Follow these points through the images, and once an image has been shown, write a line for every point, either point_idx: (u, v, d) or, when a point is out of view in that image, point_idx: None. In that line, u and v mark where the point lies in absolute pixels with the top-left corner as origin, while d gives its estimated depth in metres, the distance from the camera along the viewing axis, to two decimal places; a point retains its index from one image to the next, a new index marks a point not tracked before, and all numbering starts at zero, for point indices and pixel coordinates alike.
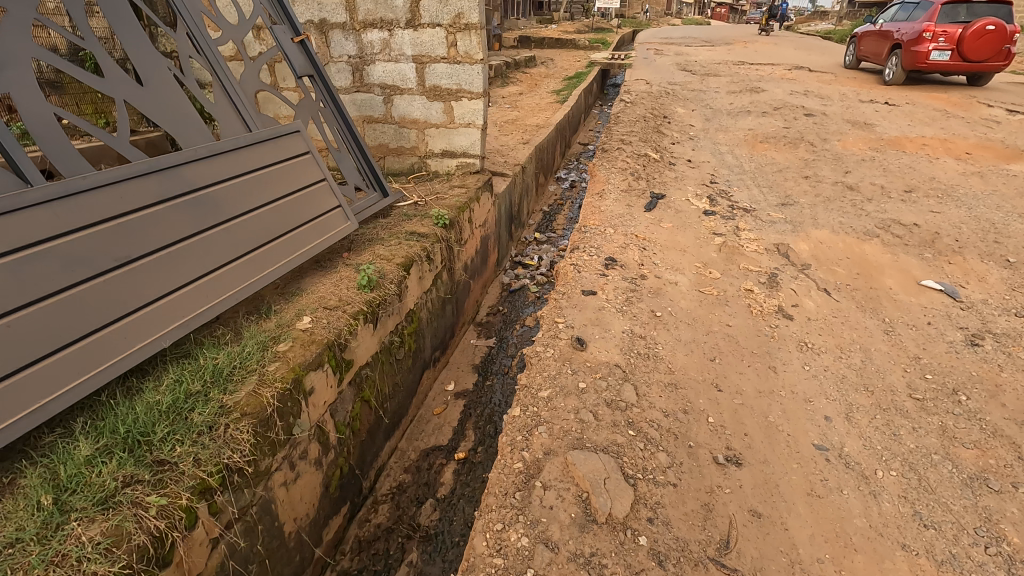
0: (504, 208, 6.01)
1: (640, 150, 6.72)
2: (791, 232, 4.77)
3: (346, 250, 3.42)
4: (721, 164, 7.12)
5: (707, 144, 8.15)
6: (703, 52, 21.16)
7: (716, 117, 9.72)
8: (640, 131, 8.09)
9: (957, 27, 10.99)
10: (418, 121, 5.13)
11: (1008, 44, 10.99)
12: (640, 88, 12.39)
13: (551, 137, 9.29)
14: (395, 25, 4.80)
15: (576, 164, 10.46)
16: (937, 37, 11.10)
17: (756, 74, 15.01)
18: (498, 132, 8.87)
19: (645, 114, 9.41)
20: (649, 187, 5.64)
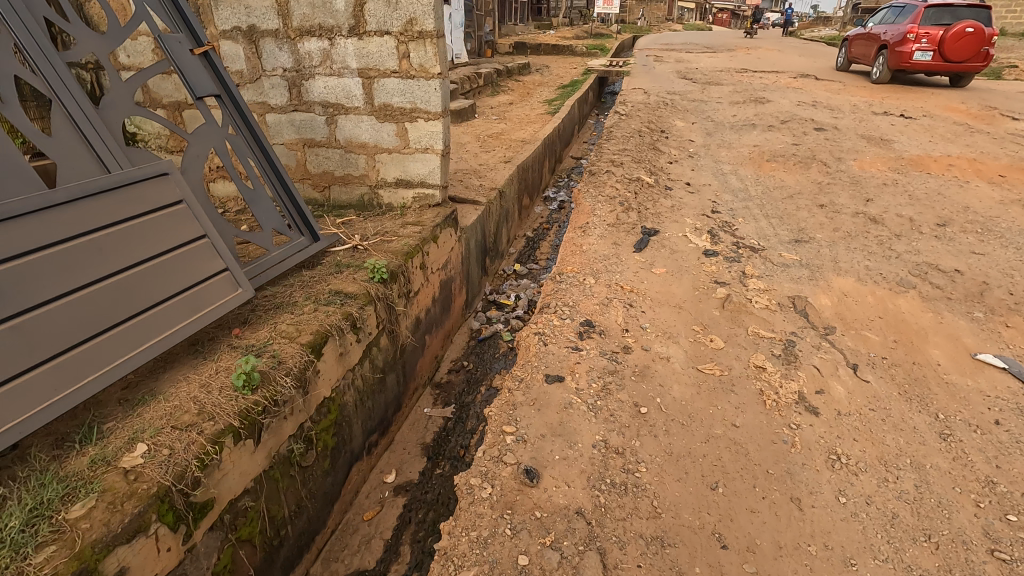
0: (474, 242, 5.23)
1: (632, 173, 5.94)
2: (808, 280, 4.00)
3: (239, 325, 2.65)
4: (724, 187, 6.35)
5: (708, 163, 7.39)
6: (704, 59, 20.44)
7: (718, 132, 8.96)
8: (634, 149, 7.33)
9: (939, 29, 10.95)
10: (367, 146, 4.35)
11: (987, 46, 10.89)
12: (638, 98, 11.65)
13: (538, 154, 8.54)
14: (336, 32, 4.04)
15: (566, 181, 9.70)
16: (919, 38, 11.08)
17: (760, 83, 14.27)
18: (480, 149, 8.10)
19: (641, 128, 8.65)
20: (641, 220, 4.88)
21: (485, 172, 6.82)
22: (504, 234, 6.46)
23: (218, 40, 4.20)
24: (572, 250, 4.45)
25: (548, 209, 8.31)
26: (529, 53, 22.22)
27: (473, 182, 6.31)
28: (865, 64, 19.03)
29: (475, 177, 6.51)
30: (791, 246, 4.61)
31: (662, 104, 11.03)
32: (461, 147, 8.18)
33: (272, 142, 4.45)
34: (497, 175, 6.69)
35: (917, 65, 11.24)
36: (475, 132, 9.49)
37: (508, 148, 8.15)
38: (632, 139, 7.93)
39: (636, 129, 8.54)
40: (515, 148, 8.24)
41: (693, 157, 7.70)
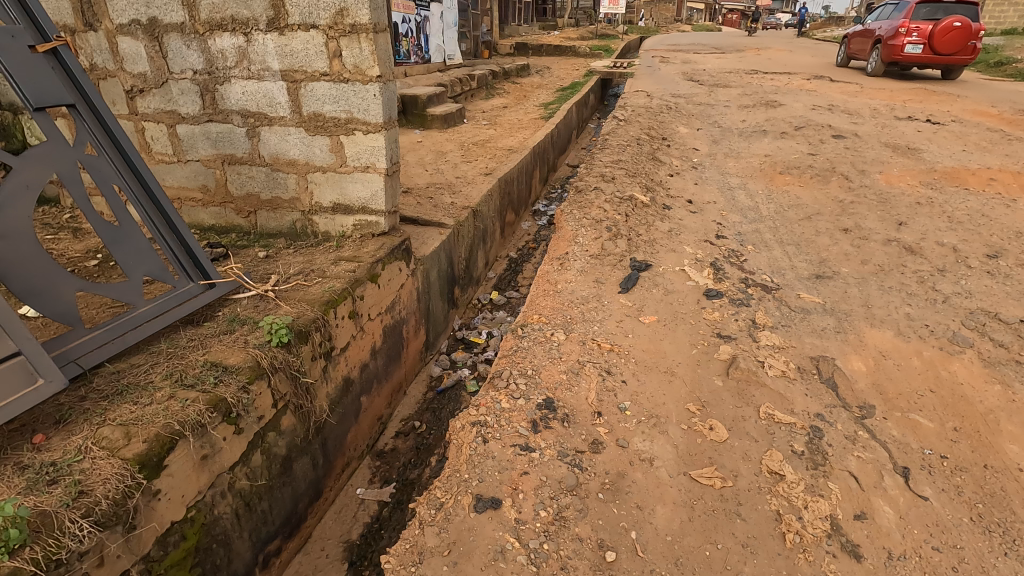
0: (436, 273, 4.47)
1: (625, 191, 5.16)
2: (834, 333, 3.21)
3: (48, 429, 1.91)
4: (731, 205, 5.55)
5: (713, 176, 6.59)
6: (712, 60, 19.61)
7: (726, 139, 8.14)
8: (632, 159, 6.53)
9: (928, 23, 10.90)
10: (297, 163, 3.61)
11: (973, 40, 10.81)
12: (640, 101, 10.88)
13: (528, 164, 7.78)
14: (252, 26, 3.31)
15: (559, 192, 8.93)
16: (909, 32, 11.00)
17: (772, 85, 13.46)
18: (461, 159, 7.35)
19: (640, 135, 7.85)
20: (631, 250, 4.10)
21: (461, 186, 6.06)
22: (480, 258, 5.69)
23: (115, 37, 3.47)
24: (545, 288, 3.68)
25: (536, 225, 7.53)
26: (531, 54, 21.46)
27: (444, 199, 5.54)
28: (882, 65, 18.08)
29: (447, 193, 5.76)
30: (811, 285, 3.81)
31: (665, 108, 10.25)
32: (440, 157, 7.43)
33: (186, 158, 3.72)
34: (474, 190, 5.93)
35: (907, 58, 11.14)
36: (460, 139, 8.73)
37: (493, 158, 7.39)
38: (630, 147, 7.14)
39: (635, 136, 7.74)
40: (501, 157, 7.47)
41: (697, 168, 6.90)
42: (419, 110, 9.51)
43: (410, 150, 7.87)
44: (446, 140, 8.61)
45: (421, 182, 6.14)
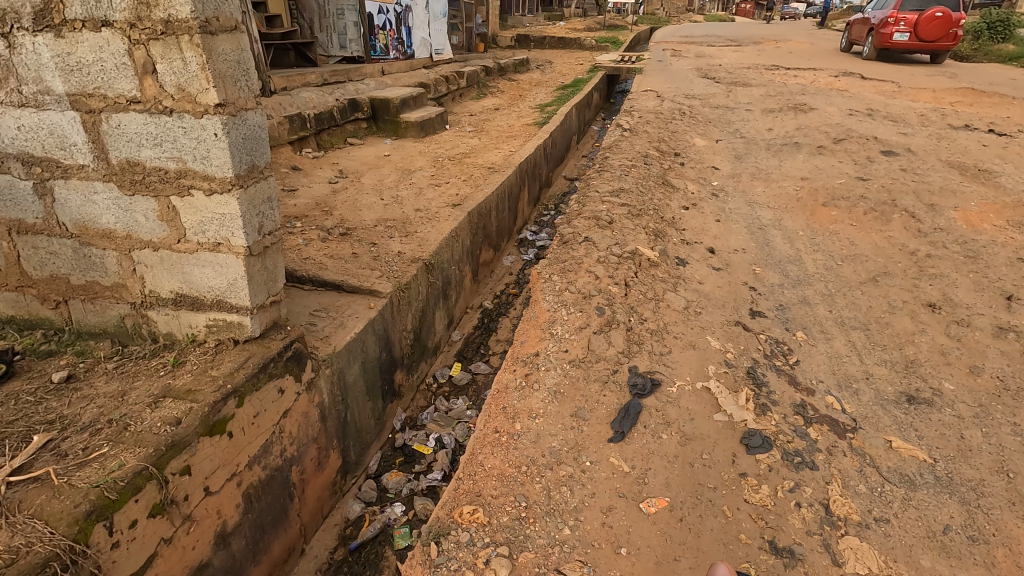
0: (357, 369, 3.20)
1: (626, 241, 3.88)
2: (965, 543, 1.95)
3: None
4: (765, 257, 4.25)
5: (738, 210, 5.29)
6: (729, 55, 18.13)
7: (752, 155, 6.80)
8: (638, 187, 5.23)
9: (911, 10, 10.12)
10: (114, 235, 2.35)
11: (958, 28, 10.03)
12: (649, 104, 9.52)
13: (514, 185, 6.50)
14: (12, 23, 2.04)
15: (550, 214, 7.63)
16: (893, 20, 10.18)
17: (797, 85, 12.04)
18: (430, 181, 6.08)
19: (648, 150, 6.53)
20: (633, 348, 2.83)
21: (418, 224, 4.78)
22: (437, 321, 4.43)
23: None
24: (498, 425, 2.43)
25: (521, 261, 6.25)
26: (533, 47, 20.03)
27: (390, 247, 4.28)
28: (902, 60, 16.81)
29: (397, 237, 4.48)
30: (902, 419, 2.53)
31: (678, 113, 8.89)
32: (405, 179, 6.17)
33: None
34: (434, 230, 4.67)
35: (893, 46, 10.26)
36: (436, 153, 7.45)
37: (469, 180, 6.11)
38: (636, 167, 5.83)
39: (643, 152, 6.42)
40: (479, 178, 6.18)
41: (718, 197, 5.60)
42: (392, 116, 8.22)
43: (372, 169, 6.60)
44: (420, 154, 7.34)
45: (369, 219, 4.88)
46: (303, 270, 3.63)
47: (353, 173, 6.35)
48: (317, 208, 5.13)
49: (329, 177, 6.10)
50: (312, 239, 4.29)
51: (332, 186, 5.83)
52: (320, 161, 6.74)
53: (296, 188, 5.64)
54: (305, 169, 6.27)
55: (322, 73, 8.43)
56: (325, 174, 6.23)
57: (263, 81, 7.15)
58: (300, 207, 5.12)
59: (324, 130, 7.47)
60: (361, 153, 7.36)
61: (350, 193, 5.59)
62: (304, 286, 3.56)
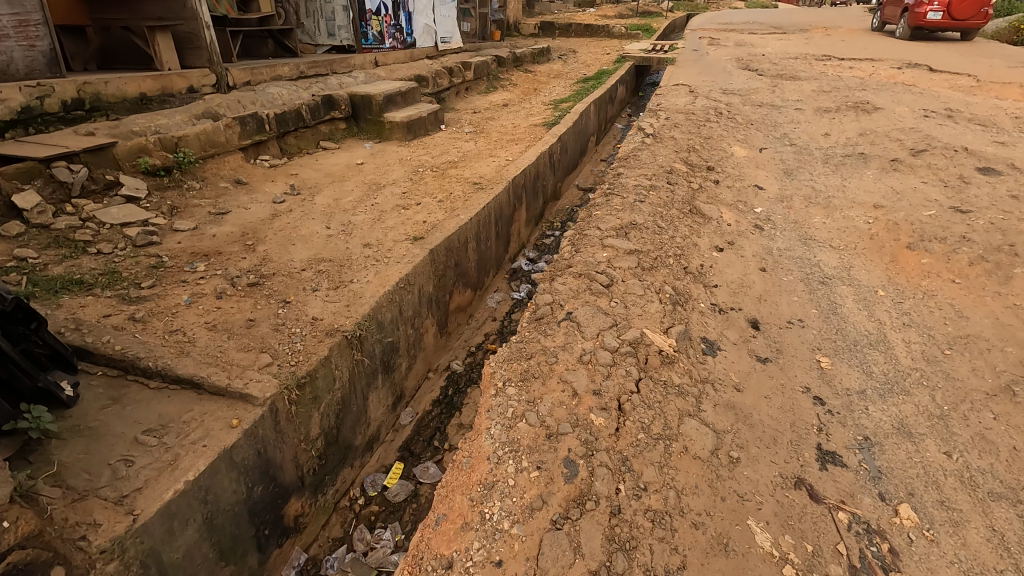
0: (193, 535, 2.08)
1: (628, 318, 2.65)
2: None
3: None
4: (833, 336, 2.98)
5: (790, 252, 3.99)
6: (773, 43, 16.46)
7: (806, 172, 5.46)
8: (656, 220, 3.98)
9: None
10: None
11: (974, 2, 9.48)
12: (680, 101, 8.19)
13: (506, 205, 5.30)
14: None
15: (553, 235, 6.43)
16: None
17: (855, 78, 10.48)
18: (398, 200, 4.92)
19: (675, 164, 5.27)
20: (618, 562, 1.64)
21: (359, 268, 3.63)
22: (373, 407, 3.29)
23: None
24: None
25: (509, 301, 5.07)
26: (558, 34, 18.59)
27: (307, 308, 3.14)
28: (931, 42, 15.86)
29: (323, 290, 3.34)
30: None
31: (714, 112, 7.54)
32: (369, 197, 5.03)
33: None
34: (377, 277, 3.51)
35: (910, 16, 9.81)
36: (420, 161, 6.30)
37: (447, 200, 4.93)
38: (658, 190, 4.57)
39: (667, 167, 5.14)
40: (460, 197, 5.00)
41: (763, 231, 4.32)
42: (375, 116, 7.08)
43: (336, 182, 5.49)
44: (399, 163, 6.19)
45: (298, 258, 3.75)
46: (152, 356, 2.51)
47: (309, 189, 5.24)
48: (241, 240, 4.03)
49: (277, 194, 5.01)
50: (203, 293, 3.19)
51: (275, 207, 4.72)
52: (276, 172, 5.65)
53: (228, 210, 4.56)
54: (252, 184, 5.19)
55: (298, 64, 7.33)
56: (273, 189, 5.14)
57: (218, 75, 6.08)
58: (219, 239, 4.03)
59: (290, 133, 6.38)
60: (331, 161, 6.24)
61: (292, 218, 4.49)
62: (149, 384, 2.45)
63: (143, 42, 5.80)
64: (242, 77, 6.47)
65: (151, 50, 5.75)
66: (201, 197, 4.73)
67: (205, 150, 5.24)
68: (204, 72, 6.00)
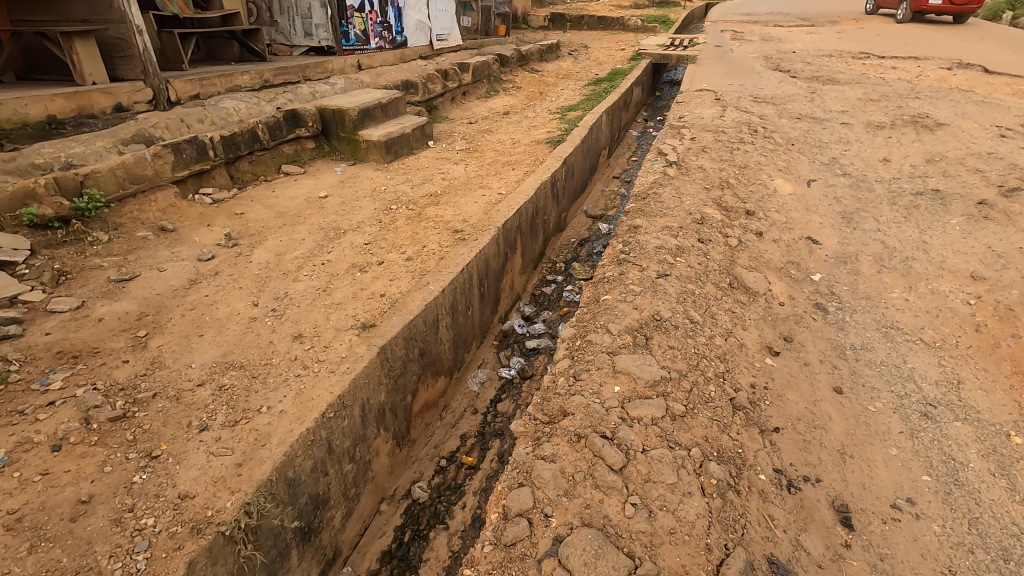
0: None
1: (654, 552, 1.68)
2: None
3: None
4: (969, 541, 1.95)
5: (870, 353, 2.93)
6: (803, 38, 15.16)
7: (869, 217, 4.38)
8: (688, 309, 2.95)
9: None
10: None
11: None
12: (707, 113, 7.08)
13: (494, 258, 4.27)
14: None
15: (555, 281, 5.41)
16: None
17: (903, 83, 9.28)
18: (356, 257, 3.92)
19: (706, 208, 4.22)
20: None
21: (277, 383, 2.64)
22: None
23: None
24: None
25: (497, 381, 4.07)
26: (569, 28, 17.37)
27: (179, 471, 2.15)
28: (956, 33, 14.90)
29: (213, 431, 2.35)
30: None
31: (748, 129, 6.44)
32: (322, 250, 4.03)
33: None
34: (297, 401, 2.52)
35: None
36: (397, 192, 5.29)
37: (417, 257, 3.92)
38: (687, 253, 3.52)
39: (697, 214, 4.08)
40: (434, 252, 3.98)
41: (827, 315, 3.27)
42: (348, 133, 6.06)
43: (288, 225, 4.49)
44: (371, 196, 5.18)
45: (198, 364, 2.77)
46: None
47: (252, 237, 4.24)
48: (134, 327, 3.05)
49: (208, 246, 4.02)
50: (34, 443, 2.21)
51: (199, 267, 3.74)
52: (218, 210, 4.66)
53: (135, 273, 3.57)
54: (180, 231, 4.20)
55: (262, 72, 6.31)
56: (206, 238, 4.15)
57: (155, 89, 5.10)
58: (107, 325, 3.05)
59: (244, 157, 5.38)
60: (292, 193, 5.25)
61: (216, 286, 3.51)
62: None
63: (59, 49, 4.80)
64: (188, 89, 5.46)
65: (69, 60, 4.79)
66: (107, 255, 3.76)
67: (123, 187, 4.26)
68: (137, 86, 4.99)
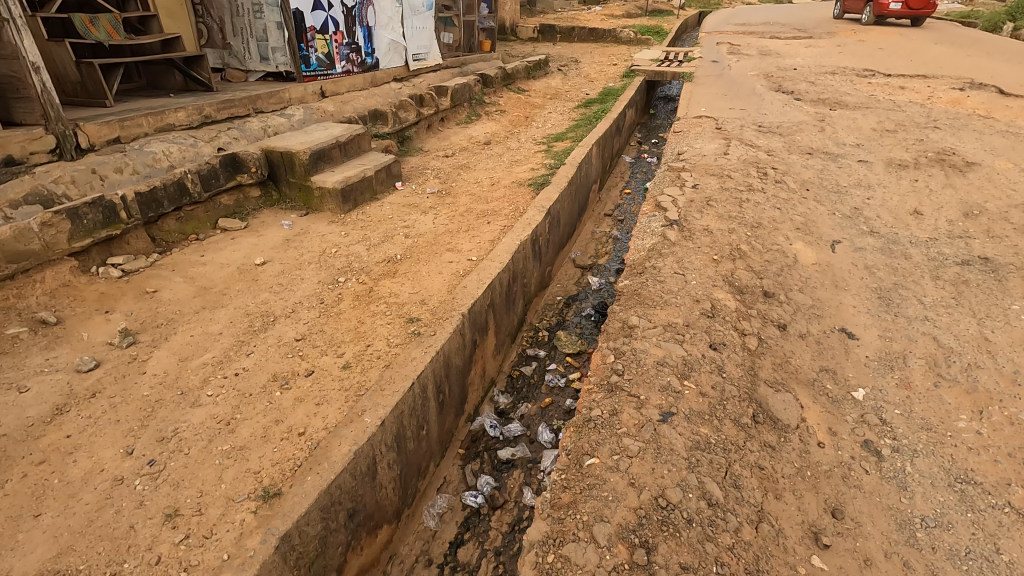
0: None
1: None
2: None
3: None
4: None
5: (949, 536, 2.17)
6: (803, 52, 14.50)
7: (912, 298, 3.63)
8: (701, 480, 2.19)
9: None
10: None
11: None
12: (709, 148, 6.35)
13: (458, 354, 3.49)
14: None
15: (535, 357, 4.62)
16: None
17: (917, 108, 8.61)
18: (280, 364, 3.12)
19: (717, 292, 3.46)
20: None
21: None
22: None
23: None
24: None
25: (459, 511, 3.29)
26: (559, 39, 16.65)
27: None
28: (961, 47, 14.33)
29: None
30: None
31: (757, 169, 5.70)
32: (240, 351, 3.23)
33: None
34: None
35: None
36: (350, 255, 4.50)
37: (356, 362, 3.12)
38: (698, 370, 2.75)
39: (706, 302, 3.32)
40: (378, 354, 3.19)
41: (881, 459, 2.51)
42: (299, 179, 5.27)
43: (207, 308, 3.69)
44: (318, 261, 4.37)
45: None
46: None
47: (157, 329, 3.44)
48: None
49: (96, 347, 3.21)
50: None
51: (74, 382, 2.93)
52: (126, 287, 3.85)
53: None
54: (67, 323, 3.39)
55: (201, 106, 5.51)
56: (97, 334, 3.34)
57: (58, 135, 4.27)
58: None
59: (169, 213, 4.57)
60: (224, 257, 4.44)
61: (85, 416, 2.70)
62: None
63: None
64: (105, 133, 4.65)
65: None
66: None
67: None
68: (35, 133, 4.17)
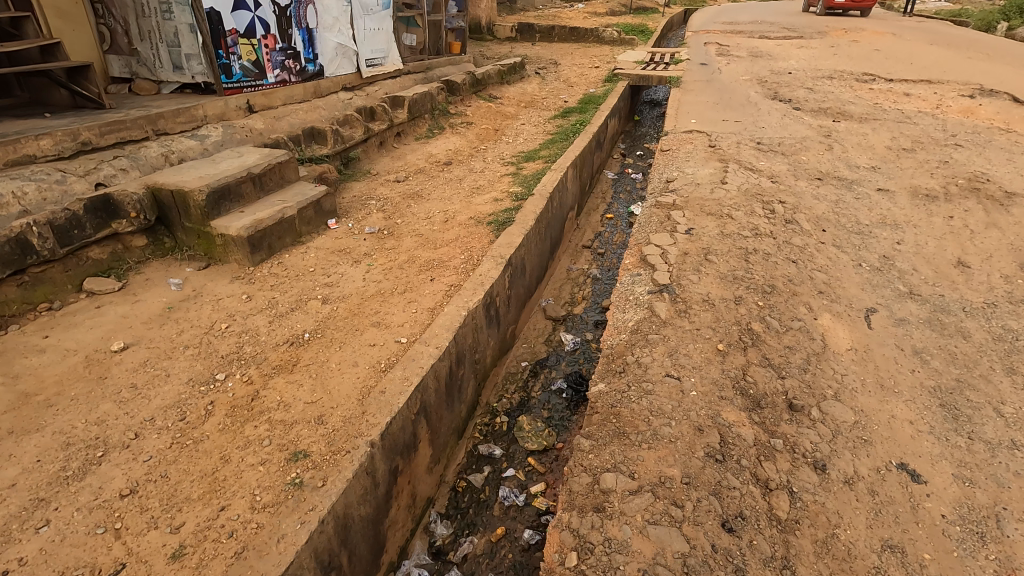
0: None
1: None
2: None
3: None
4: None
5: None
6: (796, 53, 13.66)
7: (987, 408, 2.69)
8: None
9: None
10: None
11: None
12: (703, 174, 5.38)
13: (364, 503, 2.47)
14: None
15: (489, 458, 3.60)
16: None
17: (930, 120, 7.74)
18: (77, 552, 2.08)
19: (725, 413, 2.49)
20: None
21: None
22: None
23: None
24: None
25: None
26: (539, 39, 15.61)
27: None
28: (961, 48, 13.58)
29: None
30: None
31: (761, 203, 4.74)
32: (28, 525, 2.18)
33: None
34: None
35: None
36: (245, 332, 3.45)
37: (194, 546, 2.09)
38: None
39: (712, 435, 2.36)
40: (231, 529, 2.15)
41: None
42: (196, 224, 4.20)
43: (13, 434, 2.62)
44: (198, 344, 3.31)
45: None
46: None
47: None
48: None
49: None
50: None
51: None
52: None
53: None
54: None
55: (76, 130, 4.40)
56: None
57: None
58: None
59: (7, 278, 3.48)
60: (75, 337, 3.36)
61: None
62: None
63: None
64: None
65: None
66: None
67: None
68: None
